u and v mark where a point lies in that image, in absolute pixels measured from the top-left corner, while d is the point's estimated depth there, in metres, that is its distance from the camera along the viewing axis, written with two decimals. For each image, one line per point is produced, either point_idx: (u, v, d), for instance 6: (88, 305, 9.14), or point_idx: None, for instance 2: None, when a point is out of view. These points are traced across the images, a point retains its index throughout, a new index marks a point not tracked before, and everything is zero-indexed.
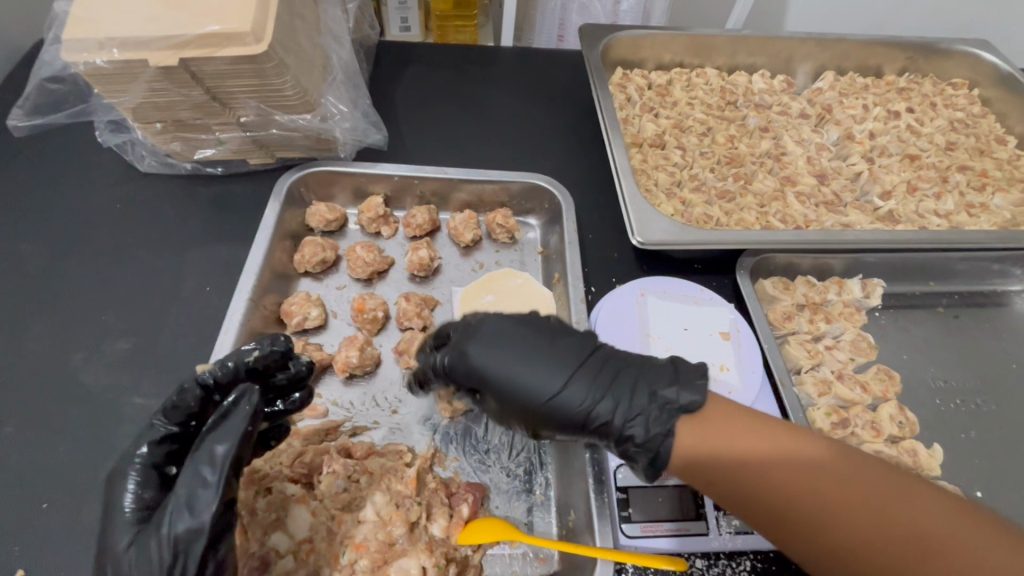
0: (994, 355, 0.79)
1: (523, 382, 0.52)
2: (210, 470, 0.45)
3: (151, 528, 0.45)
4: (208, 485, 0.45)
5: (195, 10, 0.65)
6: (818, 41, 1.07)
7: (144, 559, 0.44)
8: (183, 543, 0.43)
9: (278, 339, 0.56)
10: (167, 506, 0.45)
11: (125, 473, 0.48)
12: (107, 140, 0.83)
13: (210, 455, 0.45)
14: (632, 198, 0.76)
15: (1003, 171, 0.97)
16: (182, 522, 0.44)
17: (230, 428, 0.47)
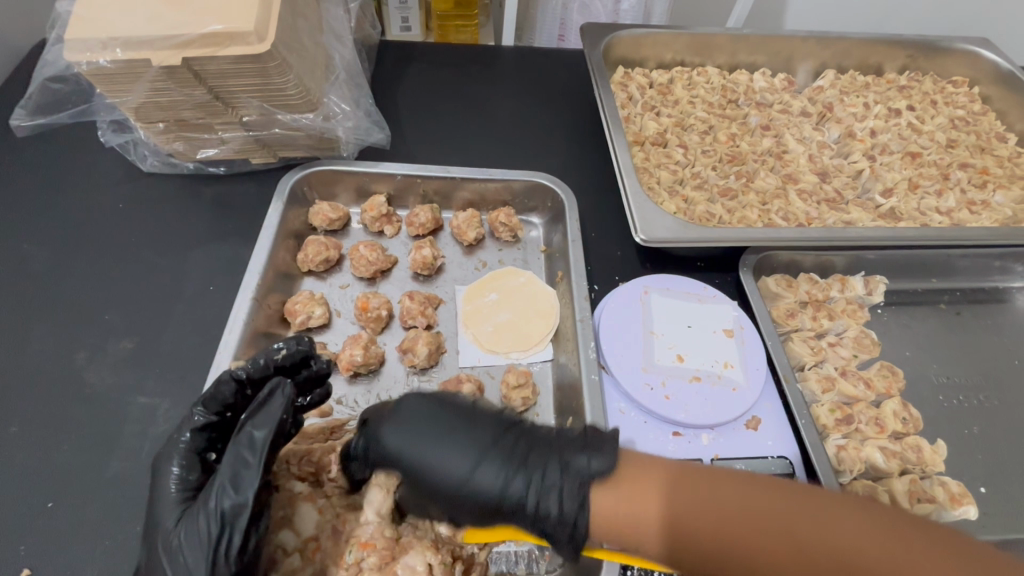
0: (996, 352, 0.79)
1: (434, 484, 0.49)
2: (251, 450, 0.46)
3: (197, 504, 0.45)
4: (254, 464, 0.46)
5: (198, 10, 0.65)
6: (819, 39, 1.07)
7: (192, 530, 0.45)
8: (229, 518, 0.44)
9: (304, 340, 0.56)
10: (215, 482, 0.45)
11: (170, 458, 0.49)
12: (109, 140, 0.83)
13: (252, 437, 0.46)
14: (636, 196, 0.76)
15: (1003, 169, 0.98)
16: (228, 495, 0.45)
17: (270, 413, 0.47)
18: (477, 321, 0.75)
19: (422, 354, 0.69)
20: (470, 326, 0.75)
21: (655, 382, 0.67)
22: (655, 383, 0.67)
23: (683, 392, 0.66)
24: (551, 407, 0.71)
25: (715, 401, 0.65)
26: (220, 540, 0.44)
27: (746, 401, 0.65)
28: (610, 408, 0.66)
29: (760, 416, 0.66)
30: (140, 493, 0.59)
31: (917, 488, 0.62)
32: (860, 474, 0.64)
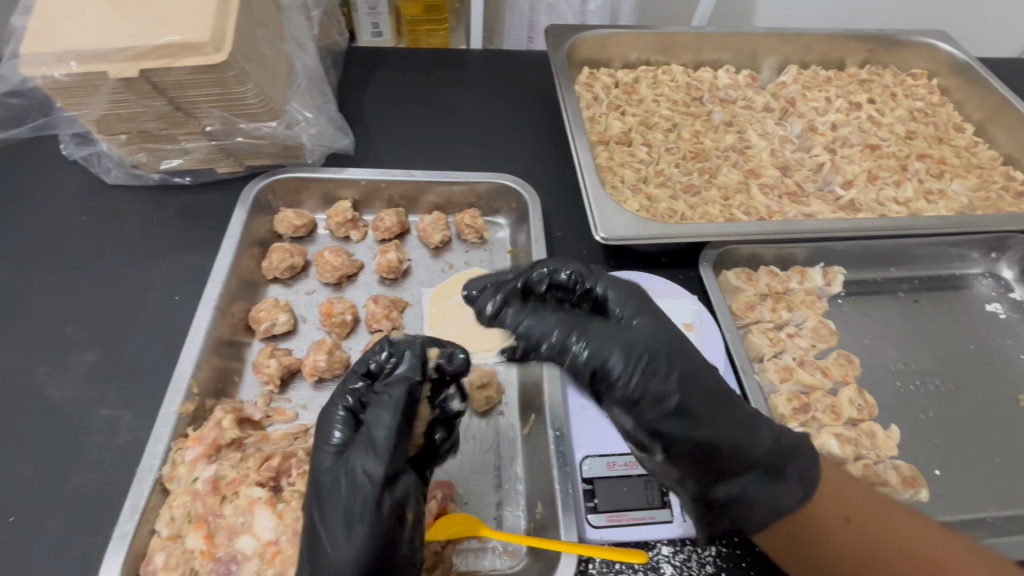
0: (953, 337, 0.81)
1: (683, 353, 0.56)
2: (344, 415, 0.51)
3: (313, 486, 0.47)
4: (372, 425, 0.48)
5: (153, 22, 0.66)
6: (780, 36, 1.09)
7: (328, 501, 0.45)
8: (370, 476, 0.45)
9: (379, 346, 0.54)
10: (318, 460, 0.48)
11: (329, 426, 0.50)
12: (73, 153, 0.84)
13: (336, 411, 0.51)
14: (596, 195, 0.77)
15: (960, 158, 1.00)
16: (355, 463, 0.46)
17: (341, 393, 0.52)
18: (443, 323, 0.76)
19: None
20: (436, 327, 0.75)
21: None
22: None
23: None
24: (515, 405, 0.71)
25: None
26: (356, 498, 0.45)
27: None
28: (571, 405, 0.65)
29: None
30: (102, 505, 0.59)
31: (871, 473, 0.63)
32: None
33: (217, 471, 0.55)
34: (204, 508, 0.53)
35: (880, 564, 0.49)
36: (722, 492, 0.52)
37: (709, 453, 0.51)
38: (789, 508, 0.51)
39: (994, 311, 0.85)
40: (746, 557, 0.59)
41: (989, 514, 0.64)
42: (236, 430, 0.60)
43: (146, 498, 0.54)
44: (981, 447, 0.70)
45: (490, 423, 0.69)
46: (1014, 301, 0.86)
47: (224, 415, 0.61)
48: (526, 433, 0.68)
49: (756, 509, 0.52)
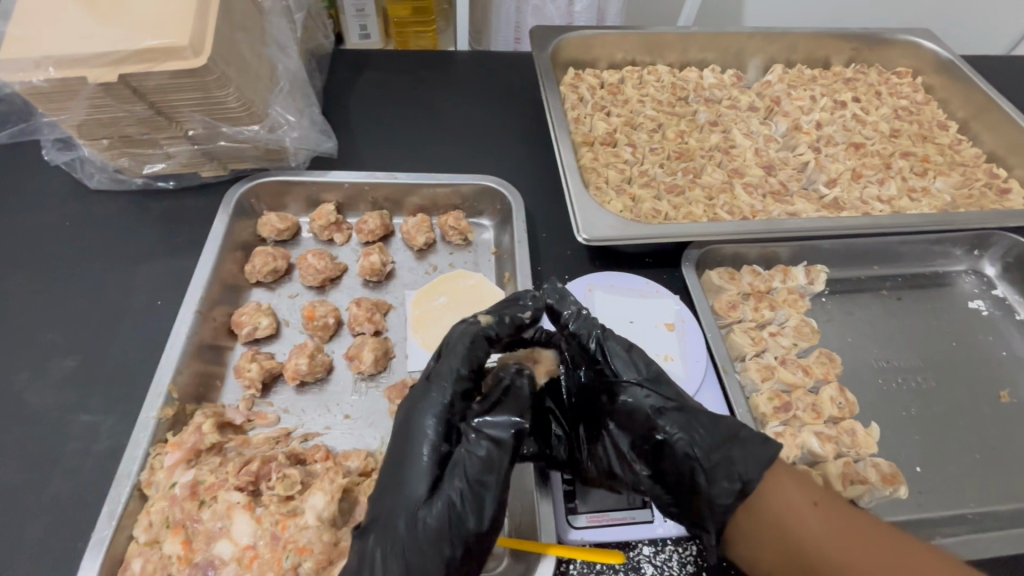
0: (935, 334, 0.81)
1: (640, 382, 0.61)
2: (436, 423, 0.53)
3: (407, 510, 0.49)
4: (471, 451, 0.51)
5: (131, 27, 0.66)
6: (765, 35, 1.09)
7: (431, 523, 0.48)
8: (484, 509, 0.48)
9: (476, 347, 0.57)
10: (411, 483, 0.50)
11: (424, 428, 0.52)
12: (55, 158, 0.84)
13: (429, 422, 0.53)
14: (579, 196, 0.78)
15: (944, 156, 1.01)
16: (461, 493, 0.49)
17: (433, 399, 0.54)
18: (427, 325, 0.76)
19: (367, 360, 0.70)
20: (420, 329, 0.76)
21: None
22: None
23: None
24: None
25: None
26: (465, 523, 0.48)
27: None
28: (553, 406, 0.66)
29: None
30: (81, 512, 0.59)
31: (851, 471, 0.63)
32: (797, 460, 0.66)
33: (195, 476, 0.55)
34: (182, 513, 0.53)
35: (848, 548, 0.49)
36: (710, 456, 0.53)
37: (706, 418, 0.55)
38: (773, 459, 0.53)
39: (977, 308, 0.85)
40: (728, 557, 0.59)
41: (968, 510, 0.65)
42: (216, 434, 0.60)
43: (123, 504, 0.54)
44: (962, 443, 0.70)
45: None
46: (997, 298, 0.86)
47: (204, 419, 0.61)
48: None
49: (753, 472, 0.52)
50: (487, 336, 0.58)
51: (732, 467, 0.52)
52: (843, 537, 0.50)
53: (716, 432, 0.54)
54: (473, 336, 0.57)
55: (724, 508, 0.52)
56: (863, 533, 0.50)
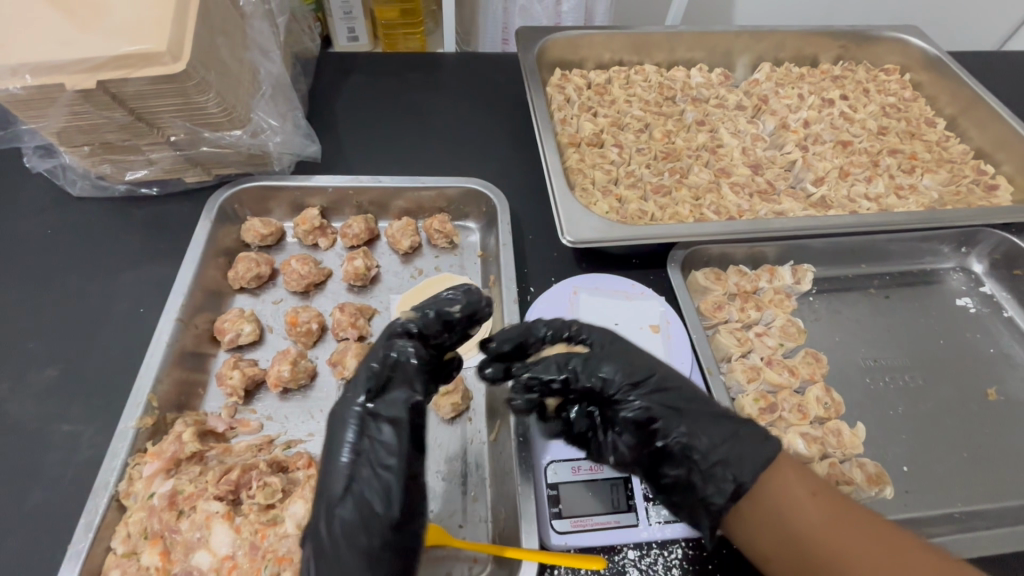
0: (923, 332, 0.81)
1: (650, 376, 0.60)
2: (357, 419, 0.51)
3: (327, 505, 0.48)
4: (375, 438, 0.50)
5: (107, 31, 0.64)
6: (752, 33, 1.08)
7: (349, 518, 0.47)
8: (390, 500, 0.48)
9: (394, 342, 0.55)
10: (331, 479, 0.49)
11: (347, 422, 0.51)
12: (37, 165, 0.83)
13: (350, 420, 0.51)
14: (564, 198, 0.77)
15: (931, 153, 1.01)
16: (372, 485, 0.48)
17: (352, 398, 0.52)
18: None
19: (350, 366, 0.70)
20: None
21: None
22: None
23: None
24: (482, 410, 0.71)
25: None
26: (376, 514, 0.48)
27: None
28: None
29: None
30: (61, 524, 0.58)
31: (835, 472, 0.63)
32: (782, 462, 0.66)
33: (175, 486, 0.55)
34: (160, 523, 0.53)
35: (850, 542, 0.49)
36: (708, 457, 0.54)
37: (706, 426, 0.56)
38: (772, 458, 0.53)
39: (965, 305, 0.85)
40: (713, 559, 0.59)
41: (955, 509, 0.64)
42: (197, 443, 0.59)
43: (101, 515, 0.54)
44: (949, 442, 0.70)
45: (456, 430, 0.70)
46: (984, 295, 0.86)
47: (184, 428, 0.60)
48: (492, 439, 0.68)
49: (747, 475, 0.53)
50: (408, 330, 0.57)
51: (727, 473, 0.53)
52: (845, 530, 0.49)
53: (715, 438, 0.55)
54: (388, 333, 0.56)
55: (717, 509, 0.53)
56: (866, 526, 0.50)
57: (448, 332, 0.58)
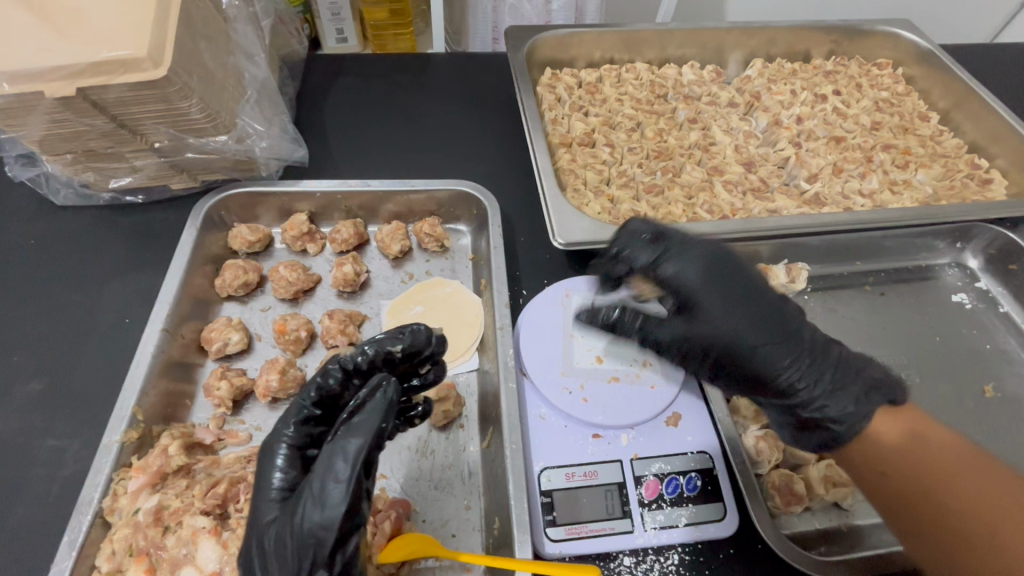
0: (919, 329, 0.80)
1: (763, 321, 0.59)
2: (288, 449, 0.49)
3: (260, 532, 0.46)
4: (330, 455, 0.44)
5: (84, 37, 0.62)
6: (744, 30, 1.07)
7: (282, 541, 0.44)
8: (325, 519, 0.42)
9: (330, 371, 0.52)
10: (262, 506, 0.47)
11: (274, 450, 0.49)
12: (19, 175, 0.81)
13: (279, 449, 0.49)
14: (555, 200, 0.76)
15: (925, 148, 1.00)
16: (309, 501, 0.43)
17: (281, 428, 0.50)
18: None
19: None
20: None
21: (575, 385, 0.66)
22: (575, 385, 0.66)
23: (603, 393, 0.66)
24: (475, 417, 0.71)
25: (635, 400, 0.66)
26: (306, 539, 0.43)
27: (664, 398, 0.66)
28: (529, 413, 0.65)
29: (681, 411, 0.66)
30: (47, 541, 0.57)
31: (831, 474, 0.63)
32: (779, 464, 0.65)
33: (160, 501, 0.55)
34: (146, 540, 0.53)
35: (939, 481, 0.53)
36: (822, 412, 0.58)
37: (803, 348, 0.59)
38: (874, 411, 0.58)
39: (960, 301, 0.84)
40: (710, 564, 0.58)
41: None
42: (184, 457, 0.59)
43: (85, 532, 0.53)
44: None
45: (449, 437, 0.69)
46: (980, 290, 0.86)
47: (170, 441, 0.60)
48: (484, 447, 0.68)
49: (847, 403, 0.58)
50: (343, 366, 0.52)
51: (823, 397, 0.58)
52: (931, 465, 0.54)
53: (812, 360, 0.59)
54: (323, 367, 0.52)
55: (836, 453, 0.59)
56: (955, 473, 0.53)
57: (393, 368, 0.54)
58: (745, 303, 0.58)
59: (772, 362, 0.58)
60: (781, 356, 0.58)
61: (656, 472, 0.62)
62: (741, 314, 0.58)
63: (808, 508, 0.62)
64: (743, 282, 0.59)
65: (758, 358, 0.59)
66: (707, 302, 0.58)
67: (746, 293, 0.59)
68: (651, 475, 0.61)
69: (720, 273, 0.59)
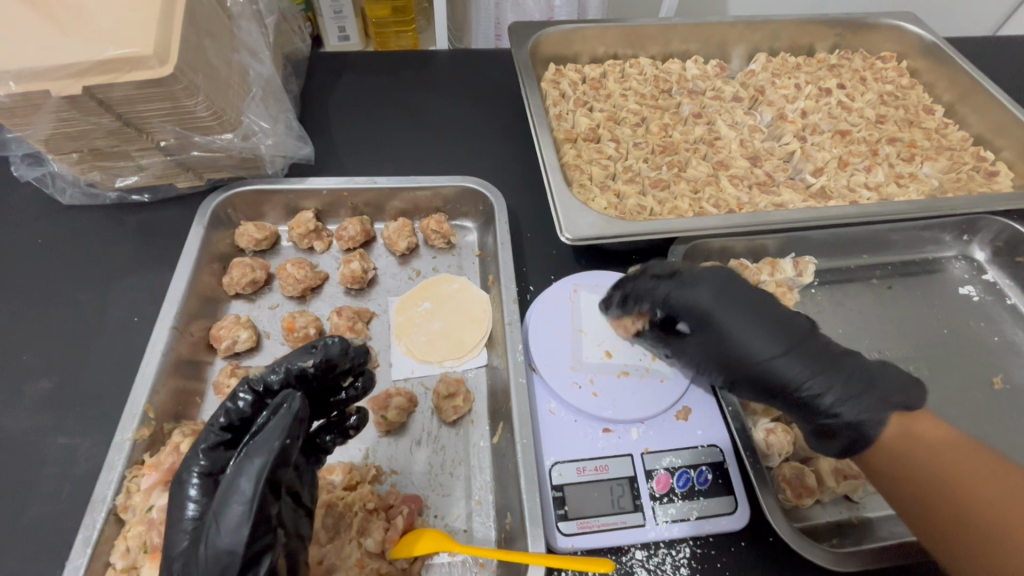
0: (927, 322, 0.80)
1: (766, 342, 0.61)
2: (199, 480, 0.48)
3: (171, 564, 0.44)
4: (229, 480, 0.42)
5: (91, 36, 0.62)
6: (748, 24, 1.06)
7: (188, 570, 0.42)
8: (229, 542, 0.40)
9: (237, 396, 0.50)
10: (174, 538, 0.46)
11: (185, 482, 0.47)
12: (25, 174, 0.81)
13: (189, 481, 0.47)
14: (562, 195, 0.76)
15: (931, 141, 1.00)
16: (209, 529, 0.41)
17: (190, 459, 0.49)
18: (410, 332, 0.75)
19: None
20: (403, 337, 0.75)
21: (584, 381, 0.67)
22: (583, 381, 0.67)
23: (612, 387, 0.66)
24: (485, 413, 0.71)
25: (644, 394, 0.66)
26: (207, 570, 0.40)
27: (673, 392, 0.66)
28: (540, 409, 0.66)
29: (691, 405, 0.67)
30: (60, 539, 0.57)
31: (843, 466, 0.63)
32: (790, 456, 0.65)
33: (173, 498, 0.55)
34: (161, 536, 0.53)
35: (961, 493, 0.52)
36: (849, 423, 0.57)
37: (820, 358, 0.60)
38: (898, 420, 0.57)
39: (968, 293, 0.84)
40: (722, 557, 0.58)
41: None
42: None
43: (99, 530, 0.53)
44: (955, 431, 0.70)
45: (460, 432, 0.69)
46: (987, 282, 0.86)
47: (182, 438, 0.60)
48: (495, 442, 0.68)
49: (874, 403, 0.58)
50: (252, 387, 0.50)
51: (846, 408, 0.58)
52: (952, 479, 0.53)
53: (824, 364, 0.60)
54: (234, 389, 0.50)
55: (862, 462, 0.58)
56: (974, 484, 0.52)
57: (308, 384, 0.51)
58: (749, 321, 0.62)
59: (788, 372, 0.60)
60: (799, 367, 0.60)
61: (666, 466, 0.62)
62: (752, 333, 0.61)
63: (820, 500, 0.62)
64: (751, 300, 0.63)
65: (774, 373, 0.60)
66: (724, 323, 0.62)
67: (747, 311, 0.62)
68: (662, 468, 0.61)
69: (729, 295, 0.63)
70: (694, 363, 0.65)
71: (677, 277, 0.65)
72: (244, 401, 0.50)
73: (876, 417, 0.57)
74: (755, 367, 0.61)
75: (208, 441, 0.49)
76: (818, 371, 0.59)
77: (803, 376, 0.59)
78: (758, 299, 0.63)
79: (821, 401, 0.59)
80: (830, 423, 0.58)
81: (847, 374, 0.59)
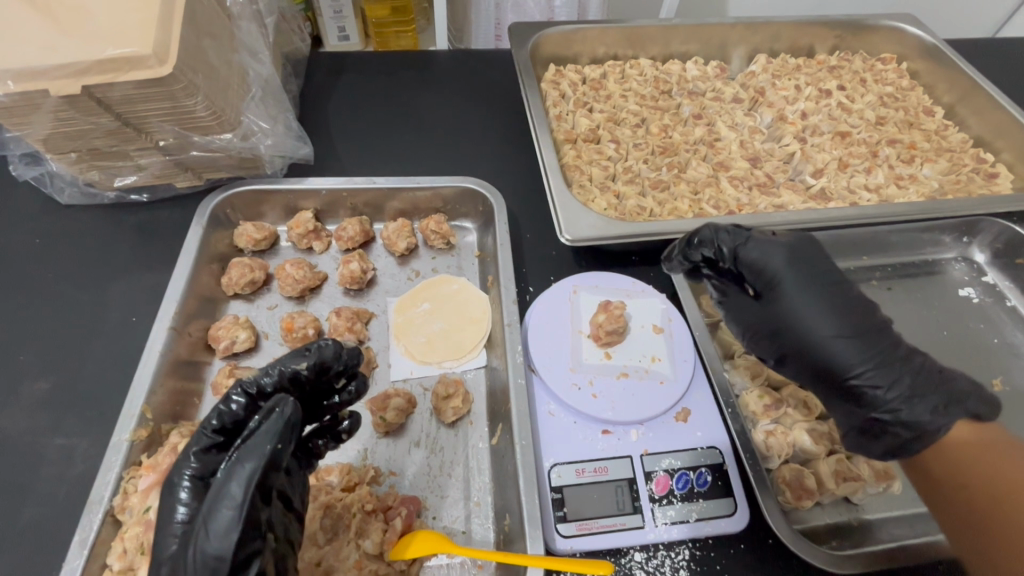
0: (926, 324, 0.80)
1: (830, 321, 0.59)
2: (190, 483, 0.46)
3: (159, 570, 0.42)
4: (221, 485, 0.41)
5: (89, 35, 0.61)
6: (748, 25, 1.06)
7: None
8: (217, 548, 0.40)
9: (231, 397, 0.49)
10: (163, 543, 0.43)
11: (174, 484, 0.45)
12: (23, 174, 0.81)
13: (179, 484, 0.45)
14: (562, 196, 0.75)
15: (931, 142, 1.00)
16: (199, 535, 0.40)
17: (181, 461, 0.46)
18: (408, 333, 0.75)
19: None
20: (402, 337, 0.75)
21: (583, 382, 0.66)
22: (583, 383, 0.66)
23: (612, 388, 0.66)
24: (484, 414, 0.71)
25: (644, 395, 0.66)
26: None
27: (674, 393, 0.66)
28: (539, 410, 0.65)
29: (691, 406, 0.66)
30: (56, 540, 0.57)
31: (842, 467, 0.62)
32: (789, 458, 0.65)
33: None
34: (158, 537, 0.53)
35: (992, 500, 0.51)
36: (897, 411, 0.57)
37: (884, 345, 0.59)
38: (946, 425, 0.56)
39: (968, 295, 0.84)
40: (721, 559, 0.58)
41: None
42: None
43: (95, 531, 0.53)
44: None
45: (459, 433, 0.69)
46: (987, 284, 0.86)
47: (180, 439, 0.60)
48: (493, 443, 0.68)
49: (923, 410, 0.56)
50: (245, 390, 0.49)
51: (899, 403, 0.57)
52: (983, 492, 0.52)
53: (887, 358, 0.58)
54: (226, 392, 0.49)
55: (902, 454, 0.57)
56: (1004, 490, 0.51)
57: (301, 387, 0.52)
58: (822, 297, 0.60)
59: (846, 356, 0.58)
60: (854, 352, 0.58)
61: (666, 468, 0.61)
62: (822, 309, 0.60)
63: (819, 502, 0.62)
64: (824, 279, 0.61)
65: (830, 353, 0.59)
66: (787, 289, 0.61)
67: (815, 286, 0.61)
68: (662, 470, 0.61)
69: (802, 267, 0.62)
70: (744, 324, 0.65)
71: (751, 237, 0.64)
72: (238, 404, 0.49)
73: (930, 423, 0.55)
74: (814, 343, 0.59)
75: (200, 443, 0.47)
76: (877, 360, 0.58)
77: (863, 364, 0.58)
78: (831, 274, 0.62)
79: (874, 391, 0.57)
80: (881, 414, 0.58)
81: (909, 369, 0.58)
